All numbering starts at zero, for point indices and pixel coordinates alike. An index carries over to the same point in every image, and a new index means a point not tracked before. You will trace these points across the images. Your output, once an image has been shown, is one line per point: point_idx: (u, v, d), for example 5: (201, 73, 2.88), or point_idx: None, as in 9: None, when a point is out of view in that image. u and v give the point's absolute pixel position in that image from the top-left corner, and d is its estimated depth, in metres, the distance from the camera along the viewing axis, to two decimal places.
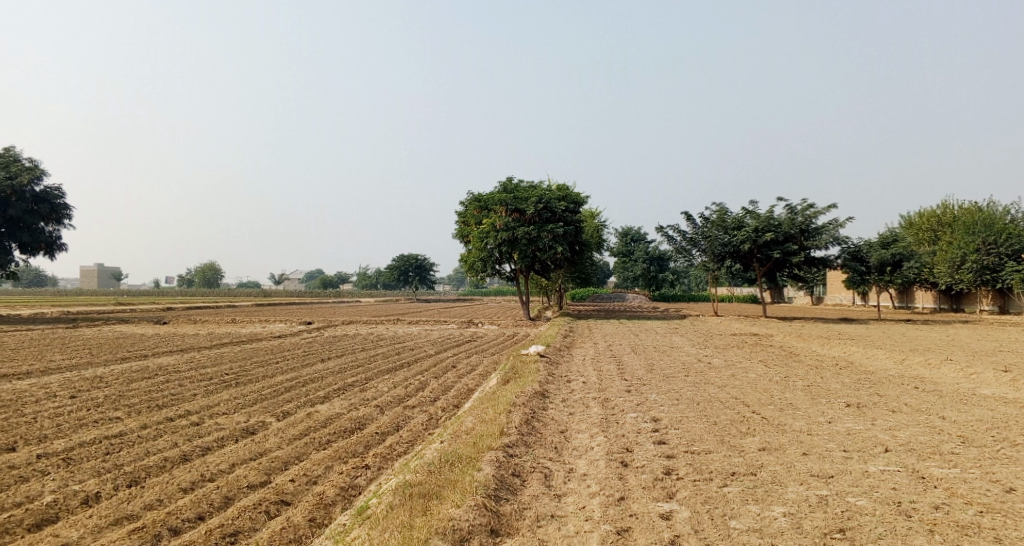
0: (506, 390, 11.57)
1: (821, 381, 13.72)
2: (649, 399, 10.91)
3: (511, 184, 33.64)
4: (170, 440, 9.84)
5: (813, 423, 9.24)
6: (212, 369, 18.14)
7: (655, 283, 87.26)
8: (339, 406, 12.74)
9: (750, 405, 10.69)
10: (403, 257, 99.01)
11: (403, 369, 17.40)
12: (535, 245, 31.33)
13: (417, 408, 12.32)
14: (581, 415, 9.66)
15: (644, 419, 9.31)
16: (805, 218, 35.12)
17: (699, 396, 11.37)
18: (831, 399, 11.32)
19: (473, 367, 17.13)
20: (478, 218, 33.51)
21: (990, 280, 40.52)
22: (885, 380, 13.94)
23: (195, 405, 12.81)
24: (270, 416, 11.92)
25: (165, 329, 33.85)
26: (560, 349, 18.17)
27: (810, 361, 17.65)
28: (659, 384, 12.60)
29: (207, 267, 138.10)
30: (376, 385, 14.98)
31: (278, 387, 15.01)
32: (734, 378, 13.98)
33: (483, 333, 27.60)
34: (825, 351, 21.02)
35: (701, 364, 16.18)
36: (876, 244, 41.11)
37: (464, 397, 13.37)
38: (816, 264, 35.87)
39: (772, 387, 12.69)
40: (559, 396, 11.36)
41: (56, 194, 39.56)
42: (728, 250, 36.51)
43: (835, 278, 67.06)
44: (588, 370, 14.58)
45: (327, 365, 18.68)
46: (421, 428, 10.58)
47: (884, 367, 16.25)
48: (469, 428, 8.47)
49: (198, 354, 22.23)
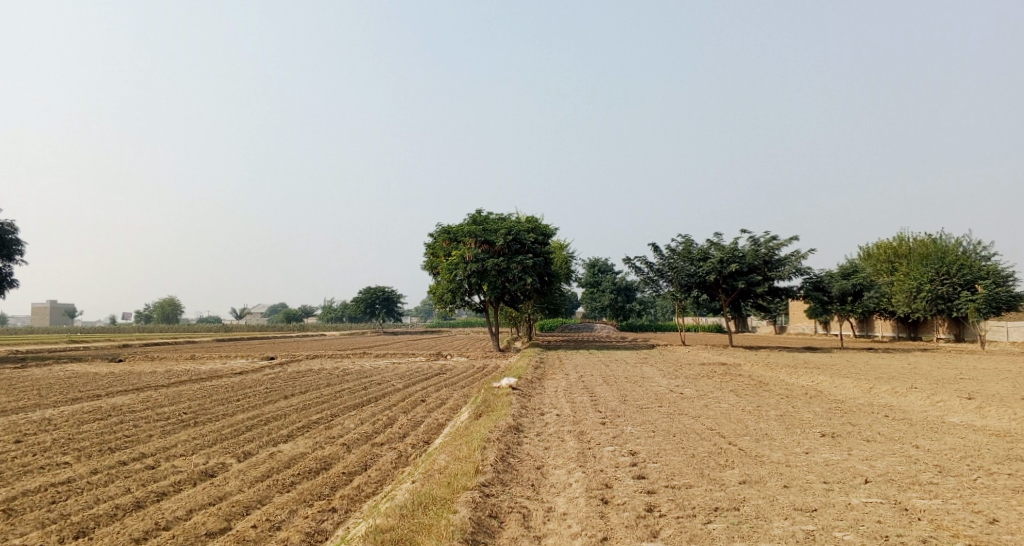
0: (478, 425, 11.28)
1: (794, 410, 13.66)
2: (624, 432, 10.72)
3: (479, 217, 33.54)
4: (122, 486, 9.34)
5: (790, 453, 9.11)
6: (170, 408, 17.47)
7: (621, 313, 87.62)
8: (304, 445, 12.28)
9: (725, 436, 10.55)
10: (369, 290, 98.00)
11: (370, 405, 16.95)
12: (503, 277, 31.19)
13: (386, 446, 11.94)
14: (556, 450, 9.41)
15: (621, 453, 9.10)
16: (768, 249, 35.58)
17: (675, 427, 11.21)
18: (806, 428, 11.25)
19: (442, 401, 16.76)
20: (445, 250, 33.28)
21: (946, 309, 41.44)
22: (856, 409, 13.95)
23: (151, 447, 12.25)
24: (230, 457, 11.43)
25: (121, 367, 32.77)
26: (532, 381, 17.92)
27: (781, 390, 17.64)
28: (633, 416, 12.42)
29: (166, 302, 135.04)
30: (343, 422, 14.55)
31: (240, 426, 14.47)
32: (707, 408, 13.86)
33: (451, 366, 27.20)
34: (793, 380, 21.09)
35: (673, 394, 16.06)
36: (837, 274, 41.80)
37: (434, 433, 13.02)
38: (780, 294, 36.29)
39: (746, 418, 12.60)
40: (533, 430, 11.09)
41: (9, 228, 38.37)
42: (694, 281, 36.78)
43: (797, 307, 68.07)
44: (560, 402, 14.34)
45: (291, 402, 18.13)
46: (390, 467, 10.22)
47: (853, 396, 16.30)
48: (442, 467, 8.17)
49: (156, 392, 21.47)
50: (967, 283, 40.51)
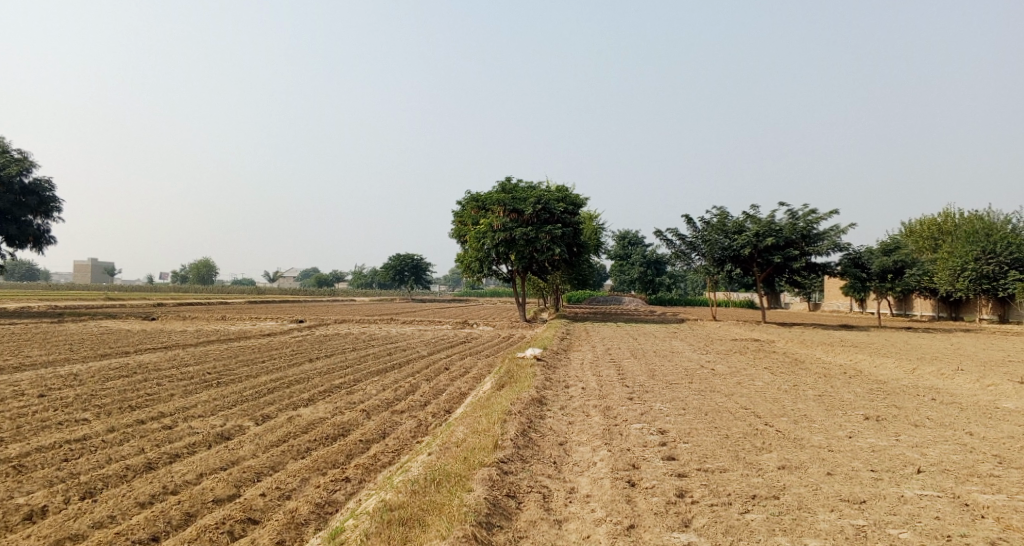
0: (500, 396, 10.85)
1: (833, 391, 13.00)
2: (654, 409, 10.21)
3: (509, 184, 32.90)
4: (136, 446, 9.11)
5: (832, 437, 8.52)
6: (195, 368, 17.37)
7: (652, 286, 86.69)
8: (323, 410, 12.01)
9: (761, 416, 9.99)
10: (399, 257, 98.06)
11: (394, 371, 16.63)
12: (532, 246, 30.64)
13: (406, 414, 11.61)
14: (581, 425, 8.95)
15: (649, 431, 8.60)
16: (806, 223, 34.42)
17: (707, 406, 10.66)
18: (847, 411, 10.62)
19: (466, 370, 16.38)
20: (475, 218, 32.76)
21: (990, 289, 39.98)
22: (899, 391, 13.25)
23: (171, 407, 12.08)
24: (248, 419, 11.20)
25: (152, 326, 33.07)
26: (559, 352, 17.47)
27: (818, 369, 16.95)
28: (663, 392, 11.90)
29: (201, 264, 137.13)
30: (365, 388, 14.27)
31: (261, 389, 14.27)
32: (741, 386, 13.26)
33: (478, 334, 26.88)
34: (830, 358, 20.33)
35: (704, 370, 15.46)
36: (877, 250, 40.45)
37: (456, 402, 12.65)
38: (818, 270, 35.19)
39: (782, 397, 12.00)
40: (557, 403, 10.62)
41: (45, 186, 38.76)
42: (728, 255, 35.83)
43: (833, 284, 66.48)
44: (587, 374, 13.86)
45: (314, 366, 17.89)
46: (409, 436, 9.86)
47: (896, 377, 15.54)
48: (461, 439, 7.76)
49: (182, 351, 21.47)
50: (1014, 263, 38.92)
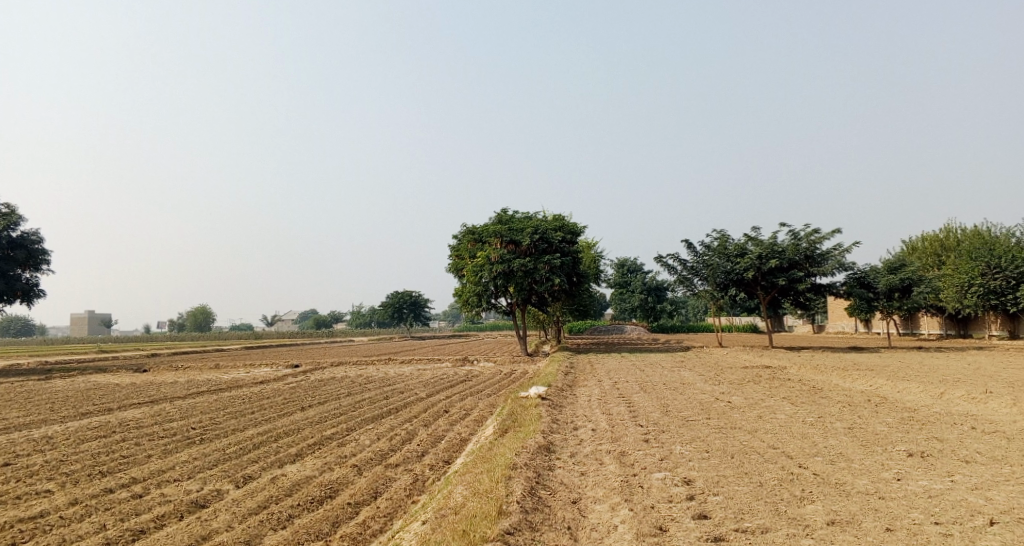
0: (503, 445, 9.86)
1: (864, 422, 12.03)
2: (673, 453, 9.22)
3: (504, 217, 32.17)
4: (96, 522, 8.11)
5: (879, 481, 7.56)
6: (179, 423, 16.35)
7: (653, 314, 85.77)
8: (311, 467, 10.99)
9: (792, 457, 9.01)
10: (397, 295, 97.02)
11: (390, 417, 15.62)
12: (530, 279, 29.87)
13: (401, 468, 10.60)
14: (595, 477, 7.99)
15: (673, 481, 7.63)
16: (809, 243, 33.65)
17: (732, 446, 9.68)
18: (887, 446, 9.65)
19: (467, 413, 15.36)
20: (471, 252, 31.90)
21: (999, 304, 39.09)
22: (933, 419, 12.27)
23: (146, 470, 11.11)
24: (228, 482, 10.18)
25: (143, 377, 32.07)
26: (564, 389, 16.48)
27: (840, 396, 16.00)
28: (680, 431, 10.92)
29: (199, 311, 135.87)
30: (358, 438, 13.25)
31: (247, 444, 13.28)
32: (763, 421, 12.28)
33: (478, 372, 25.90)
34: (849, 384, 19.31)
35: (720, 404, 14.45)
36: (882, 269, 39.63)
37: (456, 451, 11.65)
38: (823, 291, 34.31)
39: (810, 432, 11.02)
40: (567, 450, 9.66)
41: (34, 239, 37.95)
42: (732, 279, 34.97)
43: (837, 304, 65.60)
44: (595, 414, 12.86)
45: (306, 415, 16.86)
46: (403, 496, 8.88)
47: (925, 403, 14.62)
48: (460, 503, 6.83)
49: (169, 405, 20.42)
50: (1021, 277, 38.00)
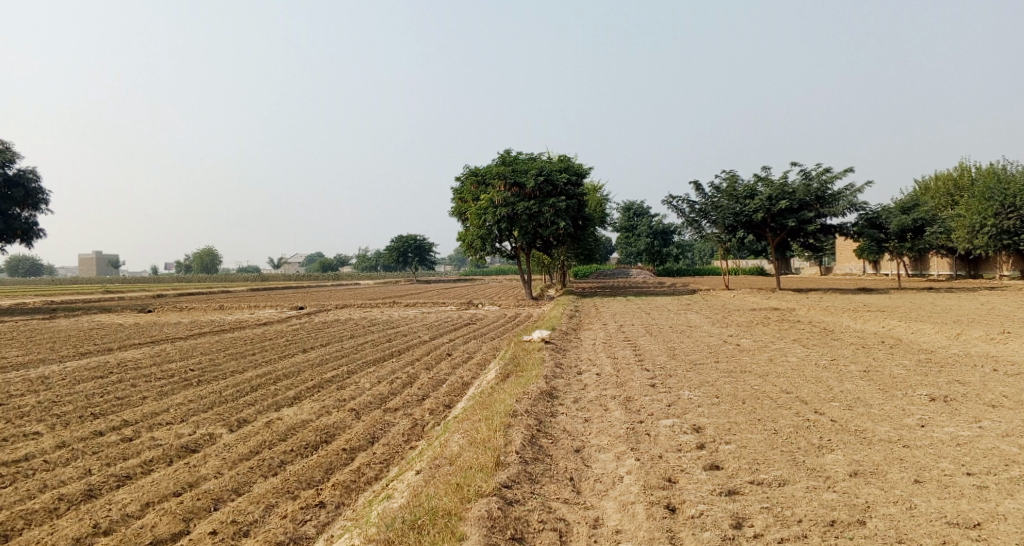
0: (505, 391, 9.46)
1: (879, 365, 11.59)
2: (682, 398, 8.79)
3: (509, 157, 31.37)
4: (79, 467, 7.83)
5: (901, 428, 7.13)
6: (177, 365, 16.06)
7: (659, 257, 85.12)
8: (308, 411, 10.66)
9: (807, 402, 8.58)
10: (401, 239, 96.35)
11: (391, 360, 15.28)
12: (536, 221, 29.26)
13: (400, 412, 10.25)
14: (600, 424, 7.58)
15: (682, 429, 7.21)
16: (820, 184, 32.75)
17: (743, 391, 9.26)
18: (906, 391, 9.21)
19: (470, 356, 15.01)
20: (475, 194, 31.17)
21: (1011, 244, 38.36)
22: (951, 362, 11.83)
23: (139, 412, 10.80)
24: (221, 426, 9.85)
25: (146, 319, 31.85)
26: (568, 332, 16.07)
27: (852, 339, 15.58)
28: (689, 375, 10.52)
29: (204, 253, 135.89)
30: (358, 381, 12.92)
31: (244, 387, 12.95)
32: (774, 364, 11.86)
33: (483, 314, 25.56)
34: (860, 326, 18.86)
35: (729, 347, 14.04)
36: (894, 209, 38.76)
37: (457, 395, 11.29)
38: (833, 232, 33.58)
39: (823, 375, 10.60)
40: (571, 396, 9.25)
41: (31, 177, 37.31)
42: (740, 221, 34.21)
43: (846, 246, 64.87)
44: (601, 357, 12.46)
45: (306, 358, 16.54)
46: (400, 442, 8.53)
47: (940, 345, 14.17)
48: (456, 453, 6.46)
49: (169, 347, 20.17)
50: None
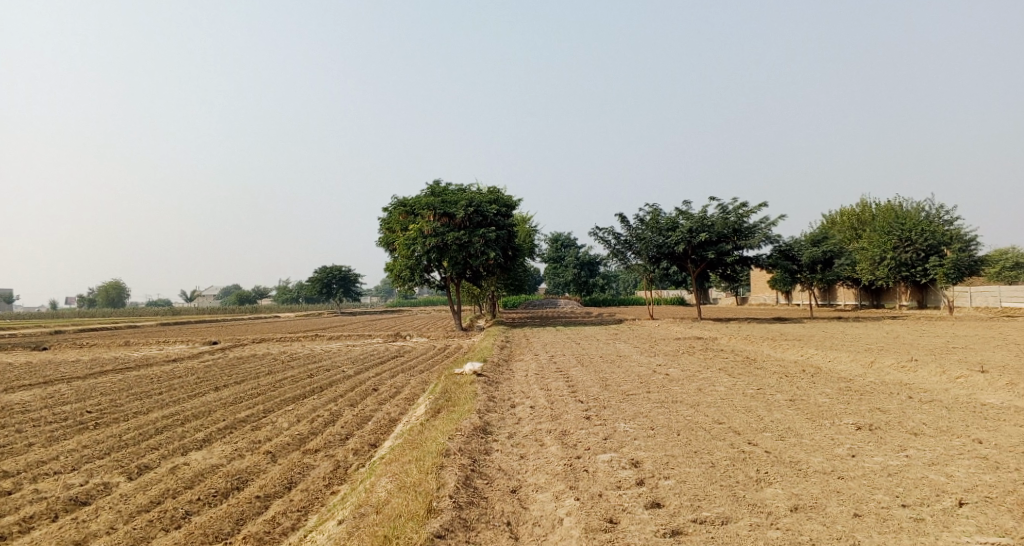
0: (434, 428, 9.01)
1: (805, 394, 11.73)
2: (617, 431, 8.58)
3: (437, 187, 31.05)
4: None
5: (834, 458, 7.11)
6: (76, 407, 14.83)
7: (585, 288, 86.14)
8: (218, 454, 9.89)
9: (740, 432, 8.51)
10: (325, 269, 94.25)
11: (313, 397, 14.54)
12: (463, 251, 28.96)
13: (321, 453, 9.63)
14: (535, 460, 7.26)
15: (620, 464, 6.97)
16: (737, 217, 33.77)
17: (677, 422, 9.13)
18: (834, 419, 9.28)
19: (397, 391, 14.44)
20: (402, 224, 30.65)
21: (909, 275, 40.49)
22: (870, 389, 12.10)
23: (26, 461, 9.79)
24: (119, 474, 8.98)
25: (44, 356, 29.66)
26: (499, 364, 15.72)
27: (776, 368, 15.84)
28: (622, 407, 10.34)
29: (112, 286, 129.16)
30: (276, 421, 12.17)
31: (149, 429, 11.99)
32: (704, 394, 11.84)
33: (409, 347, 24.93)
34: (781, 354, 19.27)
35: (659, 376, 14.01)
36: (806, 242, 40.41)
37: (383, 433, 10.74)
38: (750, 263, 34.61)
39: (753, 405, 10.62)
40: (504, 431, 8.90)
41: None
42: (663, 252, 34.87)
43: (760, 277, 67.28)
44: (532, 390, 12.15)
45: (220, 396, 15.56)
46: (320, 486, 7.95)
47: (859, 373, 14.55)
48: (382, 499, 6.00)
49: (68, 387, 18.69)
50: (931, 249, 39.29)
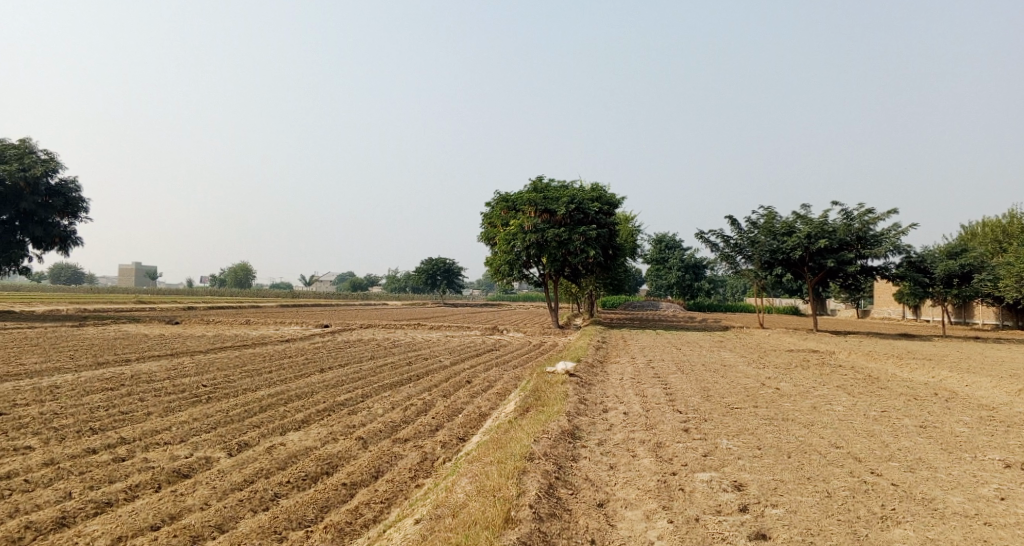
0: (523, 428, 8.67)
1: (938, 421, 10.57)
2: (719, 447, 7.93)
3: (540, 184, 30.77)
4: (60, 490, 7.31)
5: (977, 500, 6.25)
6: (189, 380, 15.54)
7: (691, 291, 83.65)
8: (312, 436, 9.96)
9: (861, 460, 7.68)
10: (432, 261, 96.27)
11: (408, 385, 14.55)
12: (566, 249, 28.54)
13: (410, 444, 9.51)
14: (628, 472, 6.80)
15: (722, 485, 6.40)
16: (862, 224, 31.50)
17: (788, 443, 8.37)
18: (974, 453, 8.24)
19: (490, 385, 14.23)
20: (505, 219, 30.55)
21: None
22: (1016, 421, 10.77)
23: (137, 429, 10.23)
24: (220, 449, 9.17)
25: (171, 330, 31.64)
26: (595, 365, 15.22)
27: (901, 389, 14.49)
28: (725, 421, 9.63)
29: (238, 267, 137.60)
30: (371, 407, 12.22)
31: (252, 406, 12.35)
32: (818, 413, 10.90)
33: (507, 341, 24.81)
34: (906, 374, 17.67)
35: (768, 390, 13.09)
36: (940, 254, 37.22)
37: (473, 427, 10.54)
38: (874, 273, 32.25)
39: (876, 429, 9.63)
40: (597, 437, 8.45)
41: (72, 187, 36.37)
42: (778, 258, 33.06)
43: (885, 289, 62.87)
44: (628, 395, 11.59)
45: (321, 378, 15.90)
46: (406, 478, 7.79)
47: (1000, 401, 13.05)
48: (460, 503, 5.76)
49: (186, 360, 19.72)
50: None
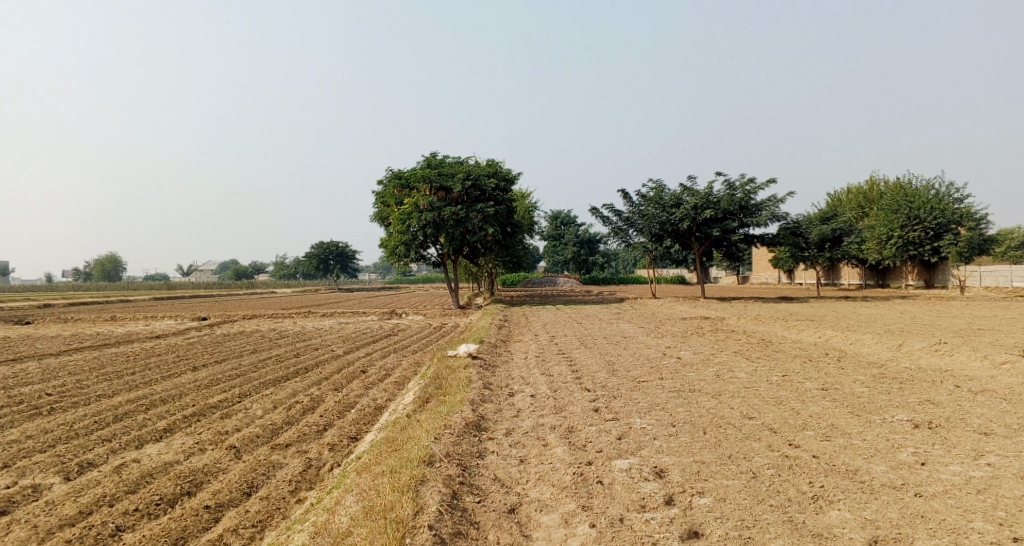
0: (420, 424, 7.75)
1: (839, 382, 10.49)
2: (633, 429, 7.32)
3: (434, 160, 29.66)
4: None
5: (901, 468, 5.91)
6: (35, 388, 13.53)
7: (585, 266, 84.94)
8: (176, 449, 8.62)
9: (778, 431, 7.29)
10: (323, 245, 92.70)
11: (295, 380, 13.25)
12: (462, 227, 27.65)
13: (292, 449, 8.39)
14: (539, 466, 6.06)
15: (642, 473, 5.77)
16: (745, 193, 32.35)
17: (702, 417, 7.90)
18: (884, 415, 8.05)
19: (387, 374, 13.19)
20: (398, 198, 29.18)
21: (915, 255, 38.91)
22: (909, 377, 10.90)
23: None
24: (56, 474, 7.72)
25: (23, 331, 28.36)
26: (497, 345, 14.47)
27: (797, 350, 14.63)
28: (635, 397, 9.08)
29: (107, 259, 127.98)
30: (249, 408, 10.92)
31: (107, 416, 10.70)
32: (723, 382, 10.60)
33: (404, 325, 23.72)
34: (797, 336, 18.02)
35: (672, 360, 12.77)
36: (814, 219, 39.03)
37: (366, 424, 9.52)
38: (755, 241, 33.31)
39: (783, 395, 9.37)
40: (502, 427, 7.66)
41: None
42: (667, 230, 33.49)
43: (763, 256, 65.99)
44: (533, 375, 10.90)
45: (194, 378, 14.26)
46: (285, 493, 6.74)
47: (888, 357, 13.32)
48: (344, 529, 4.85)
49: (36, 365, 17.44)
50: (940, 228, 37.94)
